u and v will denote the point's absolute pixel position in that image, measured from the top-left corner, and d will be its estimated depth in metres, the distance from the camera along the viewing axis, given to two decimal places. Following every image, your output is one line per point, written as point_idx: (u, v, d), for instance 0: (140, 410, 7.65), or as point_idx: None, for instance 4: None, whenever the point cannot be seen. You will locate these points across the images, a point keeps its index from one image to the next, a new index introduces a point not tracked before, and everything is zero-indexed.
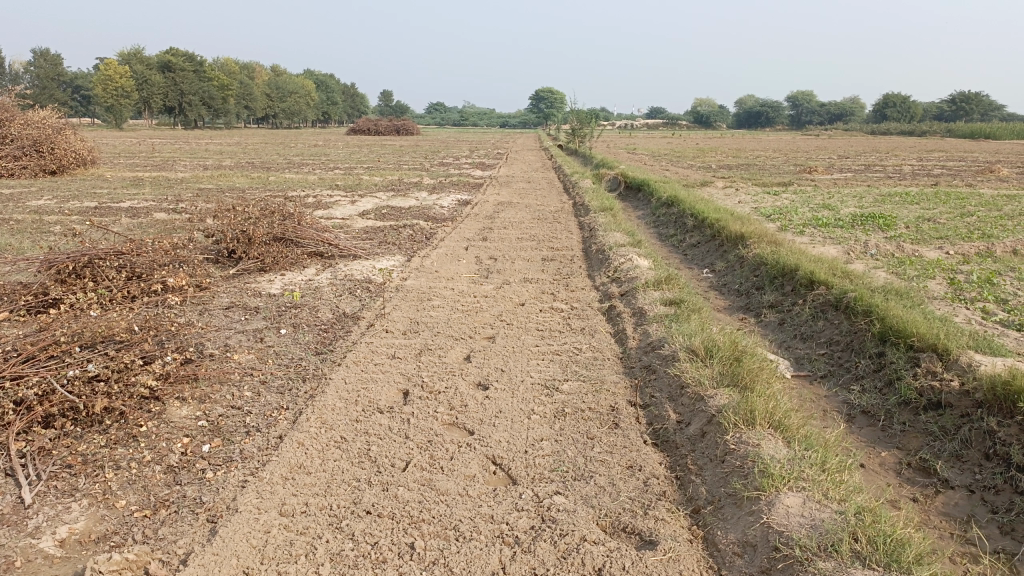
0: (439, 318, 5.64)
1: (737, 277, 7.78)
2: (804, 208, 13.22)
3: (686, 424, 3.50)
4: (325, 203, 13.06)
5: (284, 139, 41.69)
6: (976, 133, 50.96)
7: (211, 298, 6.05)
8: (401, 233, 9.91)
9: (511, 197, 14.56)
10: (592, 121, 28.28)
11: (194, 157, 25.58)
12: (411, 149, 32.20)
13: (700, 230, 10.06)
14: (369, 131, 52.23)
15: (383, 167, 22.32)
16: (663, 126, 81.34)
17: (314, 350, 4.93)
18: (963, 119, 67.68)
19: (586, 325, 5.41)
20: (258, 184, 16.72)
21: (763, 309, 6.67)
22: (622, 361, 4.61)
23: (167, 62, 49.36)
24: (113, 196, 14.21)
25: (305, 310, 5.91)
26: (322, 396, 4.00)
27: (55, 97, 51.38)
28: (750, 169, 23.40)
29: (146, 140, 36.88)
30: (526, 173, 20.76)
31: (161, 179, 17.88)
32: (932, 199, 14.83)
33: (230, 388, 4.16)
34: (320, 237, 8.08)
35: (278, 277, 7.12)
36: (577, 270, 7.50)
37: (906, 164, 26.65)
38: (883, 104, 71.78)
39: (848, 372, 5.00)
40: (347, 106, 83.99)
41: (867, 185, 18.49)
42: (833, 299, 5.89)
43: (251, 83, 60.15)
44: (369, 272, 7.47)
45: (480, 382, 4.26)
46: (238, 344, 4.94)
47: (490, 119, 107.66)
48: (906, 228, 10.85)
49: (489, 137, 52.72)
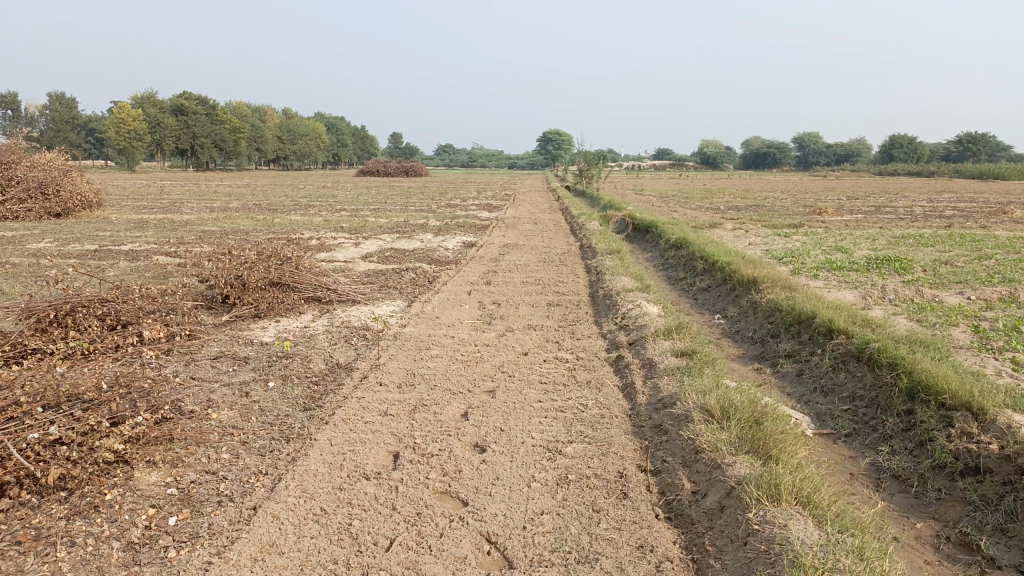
0: (437, 369, 5.33)
1: (751, 324, 7.47)
2: (816, 250, 12.93)
3: (702, 495, 3.17)
4: (328, 245, 12.85)
5: (293, 180, 41.92)
6: (984, 174, 50.80)
7: (199, 347, 5.78)
8: (403, 276, 9.66)
9: (516, 239, 14.33)
10: (600, 163, 28.22)
11: (201, 199, 25.58)
12: (419, 191, 32.17)
13: (711, 274, 9.78)
14: (378, 173, 52.50)
15: (389, 208, 22.23)
16: (670, 167, 81.59)
17: (302, 405, 4.62)
18: (972, 160, 67.57)
19: (592, 377, 5.09)
20: (262, 226, 16.56)
21: (779, 358, 6.34)
22: (631, 419, 4.28)
23: (179, 106, 49.97)
24: (114, 239, 14.06)
25: (296, 360, 5.63)
26: (305, 460, 3.69)
27: (69, 140, 52.02)
28: (759, 210, 23.19)
29: (156, 181, 37.18)
30: (533, 214, 20.61)
31: (166, 221, 17.76)
32: (946, 240, 14.55)
33: (206, 451, 3.86)
34: (318, 281, 7.83)
35: (272, 323, 6.86)
36: (583, 316, 7.21)
37: (916, 205, 26.42)
38: (890, 145, 71.92)
39: (874, 431, 4.66)
40: (357, 148, 84.82)
41: (879, 226, 18.22)
42: (854, 350, 5.57)
43: (263, 125, 60.81)
44: (367, 318, 7.20)
45: (477, 443, 3.94)
46: (221, 399, 4.65)
47: (498, 160, 108.50)
48: (922, 271, 10.55)
49: (497, 178, 52.93)
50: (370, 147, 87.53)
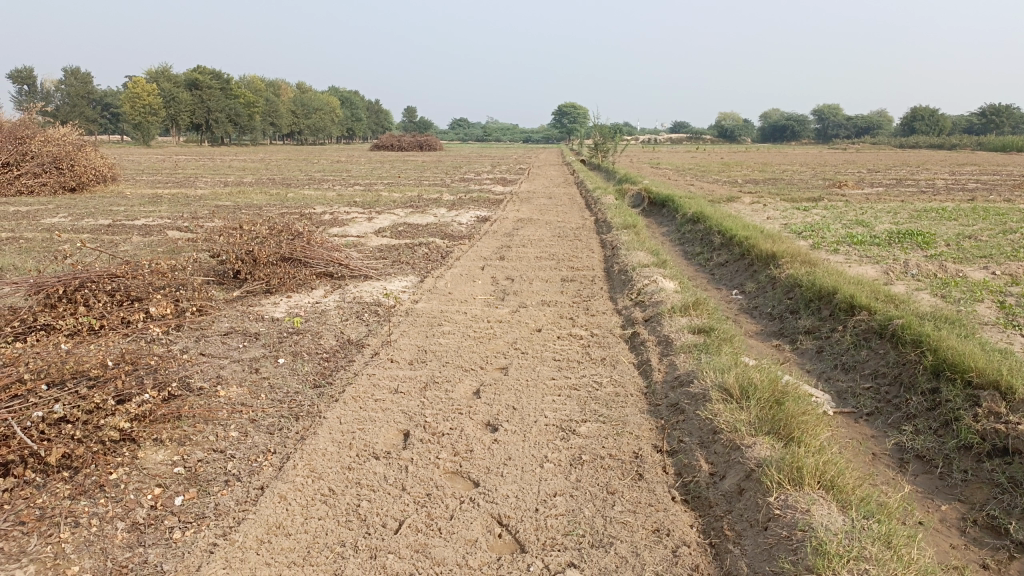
0: (449, 346, 5.25)
1: (769, 299, 7.32)
2: (836, 225, 12.71)
3: (721, 477, 3.08)
4: (341, 220, 12.77)
5: (307, 155, 41.83)
6: (1008, 146, 49.87)
7: (209, 323, 5.72)
8: (416, 251, 9.57)
9: (531, 214, 14.19)
10: (615, 136, 27.88)
11: (215, 174, 25.54)
12: (433, 165, 31.97)
13: (729, 248, 9.62)
14: (392, 147, 52.28)
15: (402, 182, 22.11)
16: (686, 140, 80.69)
17: (312, 382, 4.56)
18: (995, 132, 66.31)
19: (607, 354, 4.99)
20: (276, 201, 16.50)
21: (798, 335, 6.21)
22: (647, 398, 4.18)
23: (194, 80, 49.86)
24: (128, 214, 14.04)
25: (307, 337, 5.56)
26: (314, 438, 3.62)
27: (85, 115, 52.15)
28: (777, 183, 22.86)
29: (171, 156, 37.24)
30: (548, 188, 20.43)
31: (180, 196, 17.73)
32: (969, 214, 14.27)
33: (213, 429, 3.81)
34: (330, 257, 7.76)
35: (283, 299, 6.80)
36: (598, 292, 7.10)
37: (937, 178, 25.96)
38: (911, 117, 70.73)
39: (898, 410, 4.53)
40: (371, 123, 84.50)
41: (900, 199, 17.89)
42: (877, 326, 5.43)
43: (277, 99, 60.61)
44: (379, 293, 7.12)
45: (489, 422, 3.86)
46: (230, 376, 4.59)
47: (512, 134, 107.81)
48: (945, 246, 10.33)
49: (511, 152, 52.57)
50: (384, 121, 87.11)
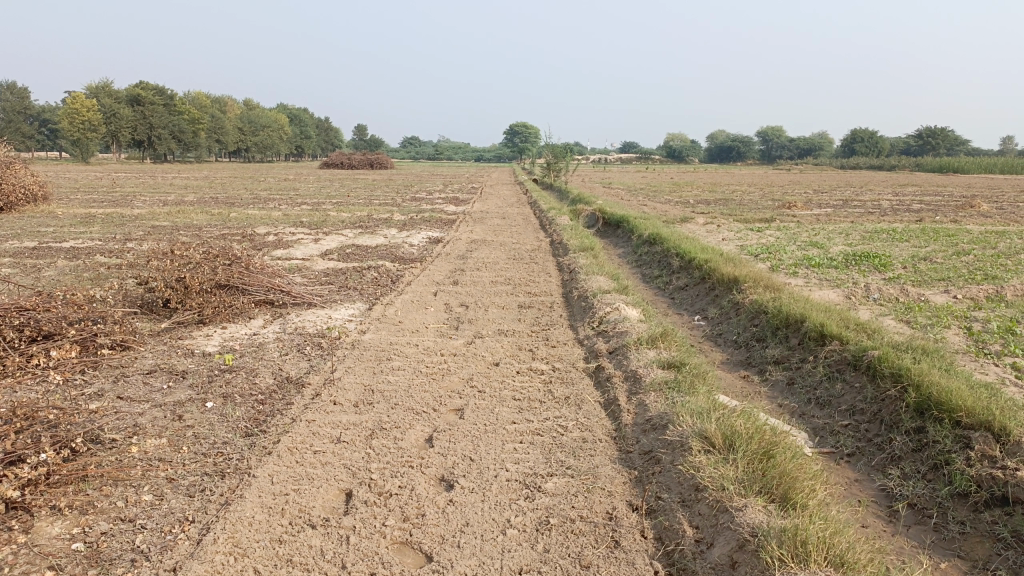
0: (398, 385, 4.80)
1: (734, 326, 7.05)
2: (791, 246, 12.64)
3: (709, 546, 2.70)
4: (286, 241, 12.22)
5: (253, 173, 40.89)
6: (944, 167, 51.55)
7: (130, 362, 5.19)
8: (364, 275, 9.09)
9: (485, 235, 13.83)
10: (567, 155, 27.80)
11: (156, 192, 24.63)
12: (383, 184, 31.45)
13: (688, 272, 9.37)
14: (342, 165, 51.56)
15: (352, 202, 21.57)
16: (636, 160, 81.62)
17: (242, 430, 4.06)
18: (931, 154, 68.66)
19: (571, 393, 4.59)
20: (218, 221, 15.83)
21: (766, 365, 5.93)
22: (618, 444, 3.80)
23: (136, 96, 48.46)
24: (57, 235, 13.25)
25: (240, 375, 5.05)
26: (240, 503, 3.14)
27: (20, 131, 50.35)
28: (729, 204, 22.96)
29: (110, 173, 36.00)
30: (501, 208, 20.09)
31: (115, 215, 16.93)
32: (919, 235, 14.38)
33: (124, 493, 3.29)
34: (270, 284, 7.25)
35: (218, 330, 6.27)
36: (557, 320, 6.73)
37: (882, 198, 26.47)
38: (851, 139, 72.80)
39: (881, 450, 4.25)
40: (321, 141, 83.50)
41: (850, 220, 18.05)
42: (851, 358, 5.17)
43: (223, 116, 59.33)
44: (323, 323, 6.64)
45: (443, 477, 3.42)
46: (148, 426, 4.08)
47: (464, 153, 107.65)
48: (901, 268, 10.26)
49: (463, 172, 52.40)
50: (334, 139, 86.16)
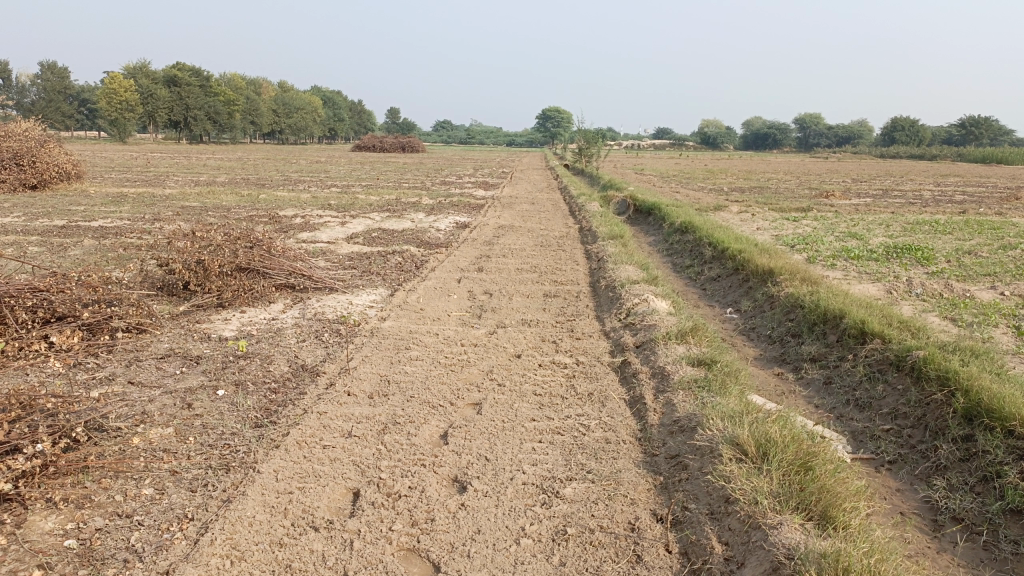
0: (415, 375, 4.62)
1: (768, 320, 6.77)
2: (829, 237, 12.25)
3: (739, 566, 2.48)
4: (313, 224, 12.13)
5: (285, 155, 41.02)
6: (987, 158, 50.08)
7: (144, 347, 5.09)
8: (388, 260, 8.95)
9: (513, 220, 13.60)
10: (600, 141, 27.41)
11: (188, 173, 24.73)
12: (414, 167, 31.31)
13: (721, 262, 9.08)
14: (374, 148, 51.56)
15: (382, 185, 21.45)
16: (669, 146, 80.57)
17: (252, 421, 3.92)
18: (974, 143, 66.80)
19: (595, 390, 4.38)
20: (246, 202, 15.80)
21: (802, 362, 5.66)
22: (643, 447, 3.58)
23: (172, 76, 48.83)
24: (86, 214, 13.28)
25: (255, 362, 4.91)
26: (241, 502, 2.99)
27: (59, 109, 51.18)
28: (764, 192, 22.45)
29: (145, 153, 36.31)
30: (530, 194, 19.84)
31: (146, 195, 16.99)
32: (963, 228, 13.87)
33: (123, 486, 3.16)
34: (291, 267, 7.12)
35: (236, 315, 6.16)
36: (583, 310, 6.52)
37: (924, 189, 25.72)
38: (891, 127, 71.10)
39: (926, 459, 3.98)
40: (353, 123, 83.67)
41: (890, 211, 17.52)
42: (894, 359, 4.89)
43: (257, 98, 59.60)
44: (343, 309, 6.50)
45: (456, 478, 3.24)
46: (156, 415, 3.96)
47: (496, 138, 107.19)
48: (945, 262, 9.85)
49: (494, 155, 52.15)
50: (367, 122, 86.32)
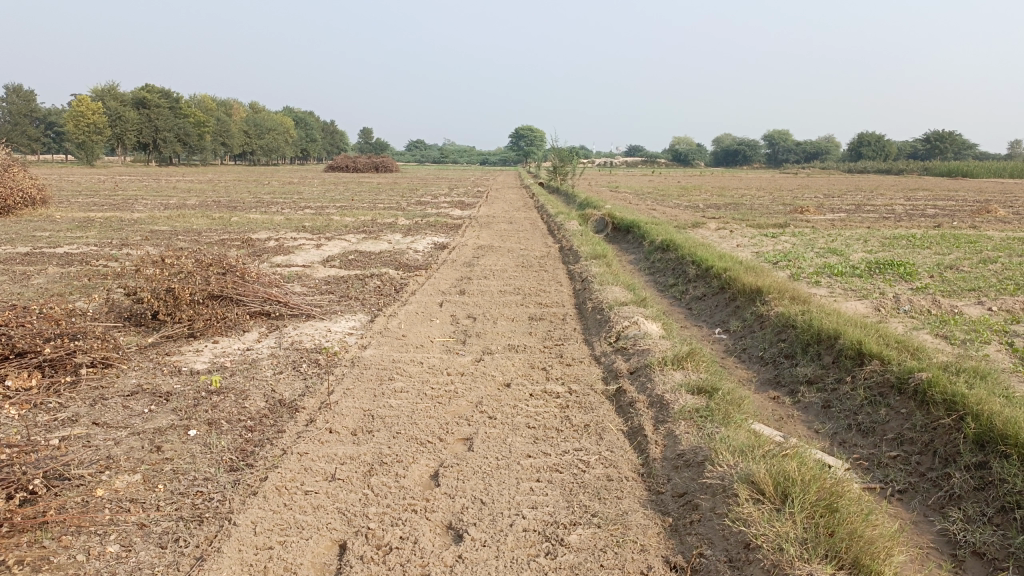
0: (400, 409, 4.38)
1: (759, 340, 6.62)
2: (809, 253, 12.19)
3: None
4: (287, 247, 11.84)
5: (257, 176, 40.55)
6: (953, 172, 50.94)
7: (110, 384, 4.80)
8: (367, 284, 8.69)
9: (492, 240, 13.40)
10: (574, 159, 27.41)
11: (158, 196, 24.26)
12: (388, 187, 31.08)
13: (706, 281, 8.94)
14: (347, 168, 51.22)
15: (356, 206, 21.17)
16: (642, 163, 81.13)
17: (226, 464, 3.65)
18: (939, 157, 68.07)
19: (591, 421, 4.17)
20: (218, 225, 15.43)
21: (798, 385, 5.51)
22: (647, 484, 3.38)
23: (141, 98, 48.23)
24: (51, 240, 12.87)
25: (229, 397, 4.62)
26: (216, 561, 2.73)
27: (24, 133, 50.36)
28: (740, 208, 22.51)
29: (112, 176, 35.67)
30: (507, 213, 19.68)
31: (114, 219, 16.55)
32: (941, 241, 13.89)
33: (86, 543, 2.88)
34: (266, 294, 6.85)
35: (208, 346, 5.87)
36: (570, 333, 6.32)
37: (896, 203, 25.97)
38: (858, 143, 72.20)
39: (938, 488, 3.82)
40: (326, 144, 83.29)
41: (866, 226, 17.62)
42: (896, 381, 4.74)
43: (228, 119, 59.04)
44: (321, 337, 6.23)
45: (450, 525, 3.01)
46: (123, 459, 3.68)
47: (469, 157, 107.29)
48: (928, 277, 9.81)
49: (467, 174, 52.09)
50: (339, 142, 86.00)
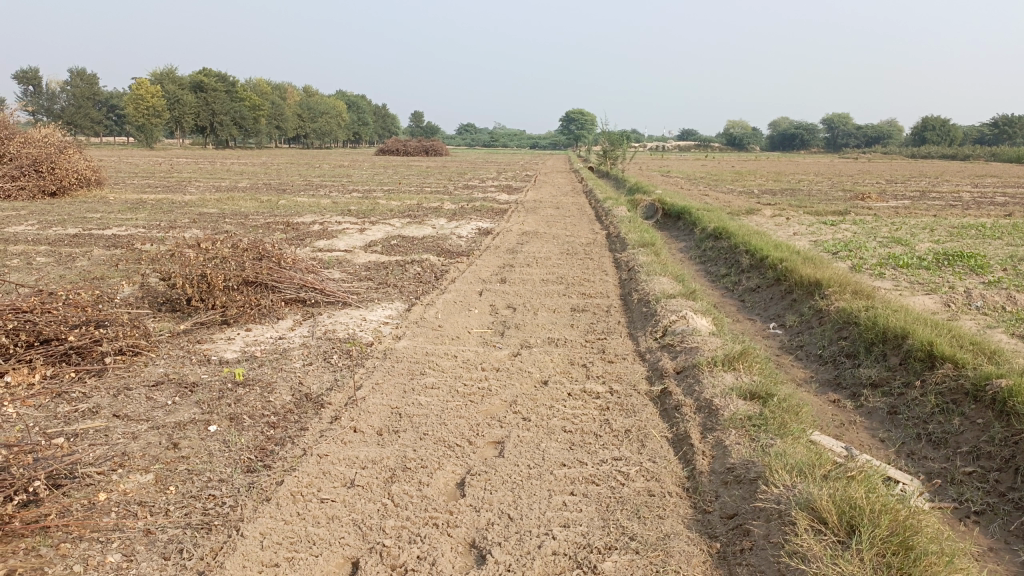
0: (430, 407, 4.13)
1: (817, 337, 6.22)
2: (872, 242, 11.59)
3: None
4: (331, 231, 11.73)
5: (308, 159, 40.85)
6: (1023, 157, 48.60)
7: (136, 374, 4.67)
8: (407, 270, 8.49)
9: (538, 226, 13.08)
10: (625, 142, 26.84)
11: (211, 178, 24.53)
12: (436, 171, 30.90)
13: (760, 271, 8.52)
14: (397, 151, 51.29)
15: (403, 190, 21.04)
16: (694, 148, 79.56)
17: (243, 464, 3.46)
18: (1008, 143, 65.09)
19: (634, 426, 3.87)
20: (265, 208, 15.44)
21: (861, 389, 5.12)
22: (692, 501, 3.08)
23: (198, 82, 48.99)
24: (101, 221, 13.00)
25: (254, 390, 4.44)
26: None
27: (87, 115, 51.67)
28: (797, 194, 21.73)
29: (168, 158, 36.31)
30: (555, 197, 19.34)
31: (166, 201, 16.71)
32: (1013, 232, 13.12)
33: (85, 550, 2.70)
34: (302, 280, 6.68)
35: (240, 333, 5.72)
36: (614, 327, 6.01)
37: (962, 190, 24.81)
38: (922, 127, 69.55)
39: (1021, 513, 3.43)
40: (377, 127, 83.70)
41: (931, 214, 16.80)
42: (973, 389, 4.33)
43: (281, 102, 59.66)
44: (356, 326, 6.03)
45: (472, 544, 2.75)
46: (137, 457, 3.52)
47: (520, 140, 106.76)
48: (1001, 270, 9.20)
49: (516, 158, 51.71)
50: (390, 126, 86.38)
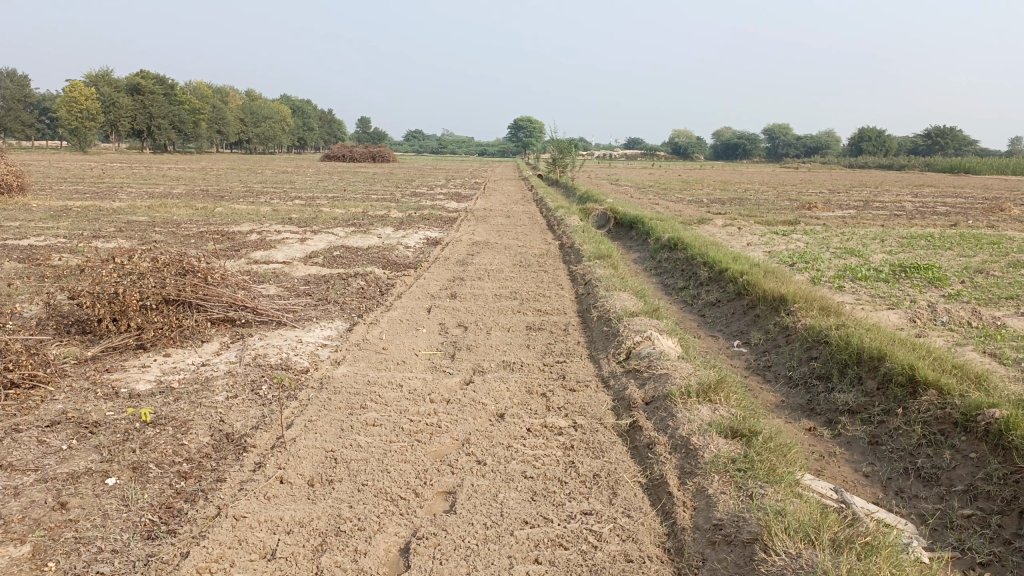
0: (370, 449, 3.61)
1: (785, 356, 5.89)
2: (826, 254, 11.45)
3: None
4: (270, 241, 11.07)
5: (249, 165, 39.62)
6: (955, 168, 50.16)
7: (29, 413, 4.04)
8: (350, 285, 7.93)
9: (488, 236, 12.61)
10: (574, 150, 26.63)
11: (145, 184, 23.40)
12: (383, 178, 30.18)
13: (719, 284, 8.21)
14: (344, 157, 50.31)
15: (348, 197, 20.35)
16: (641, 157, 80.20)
17: (145, 531, 2.90)
18: (940, 154, 67.26)
19: (604, 470, 3.42)
20: (200, 216, 14.66)
21: (839, 416, 4.77)
22: (678, 568, 2.64)
23: (135, 84, 47.30)
24: (19, 231, 12.07)
25: (167, 431, 3.85)
26: None
27: (18, 117, 49.49)
28: (746, 203, 21.77)
29: (102, 162, 34.75)
30: (505, 206, 18.89)
31: (93, 208, 15.75)
32: (962, 242, 13.14)
33: None
34: (231, 298, 6.08)
35: (157, 360, 5.10)
36: (573, 348, 5.57)
37: (903, 199, 25.24)
38: (860, 137, 71.49)
39: None
40: (323, 133, 82.25)
41: (879, 223, 16.88)
42: (963, 418, 4.00)
43: (223, 106, 58.06)
44: (290, 350, 5.46)
45: None
46: (14, 522, 2.91)
47: (468, 147, 106.35)
48: (958, 282, 9.08)
49: (465, 166, 51.25)
50: (336, 131, 85.03)
